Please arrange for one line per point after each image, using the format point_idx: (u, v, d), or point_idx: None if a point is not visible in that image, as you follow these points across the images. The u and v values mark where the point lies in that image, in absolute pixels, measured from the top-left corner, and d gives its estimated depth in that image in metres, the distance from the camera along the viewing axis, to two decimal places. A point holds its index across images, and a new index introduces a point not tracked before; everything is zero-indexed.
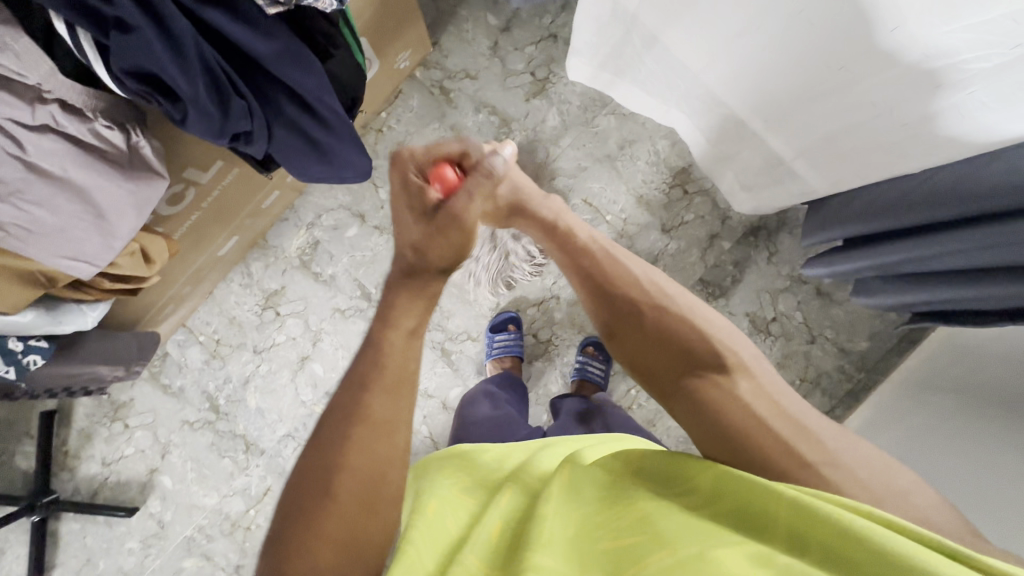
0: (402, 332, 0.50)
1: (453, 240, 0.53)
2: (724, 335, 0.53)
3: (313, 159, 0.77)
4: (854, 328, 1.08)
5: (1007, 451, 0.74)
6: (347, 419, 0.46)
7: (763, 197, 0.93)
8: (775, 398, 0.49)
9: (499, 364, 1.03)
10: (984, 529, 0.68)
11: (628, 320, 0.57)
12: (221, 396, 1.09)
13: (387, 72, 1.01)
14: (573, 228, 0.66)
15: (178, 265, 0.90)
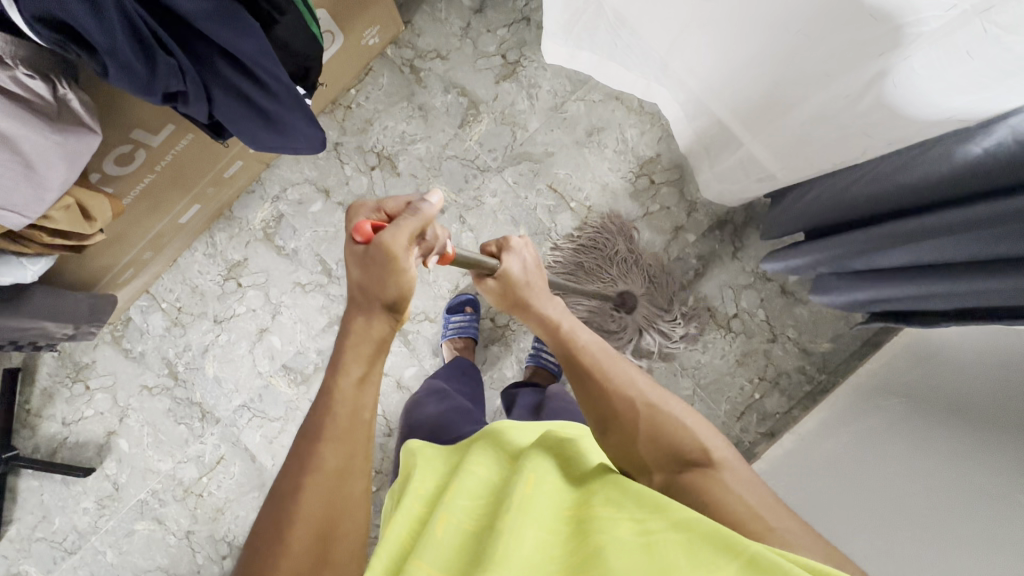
0: (352, 378, 0.47)
1: (391, 273, 0.49)
2: (713, 436, 0.52)
3: (261, 127, 0.78)
4: (817, 328, 1.06)
5: (949, 459, 0.72)
6: (300, 470, 0.44)
7: (725, 185, 0.91)
8: (759, 488, 0.48)
9: (452, 345, 1.02)
10: (914, 539, 0.67)
11: (627, 421, 0.54)
12: (180, 363, 1.10)
13: (355, 48, 1.01)
14: (575, 328, 0.63)
15: (134, 227, 0.91)
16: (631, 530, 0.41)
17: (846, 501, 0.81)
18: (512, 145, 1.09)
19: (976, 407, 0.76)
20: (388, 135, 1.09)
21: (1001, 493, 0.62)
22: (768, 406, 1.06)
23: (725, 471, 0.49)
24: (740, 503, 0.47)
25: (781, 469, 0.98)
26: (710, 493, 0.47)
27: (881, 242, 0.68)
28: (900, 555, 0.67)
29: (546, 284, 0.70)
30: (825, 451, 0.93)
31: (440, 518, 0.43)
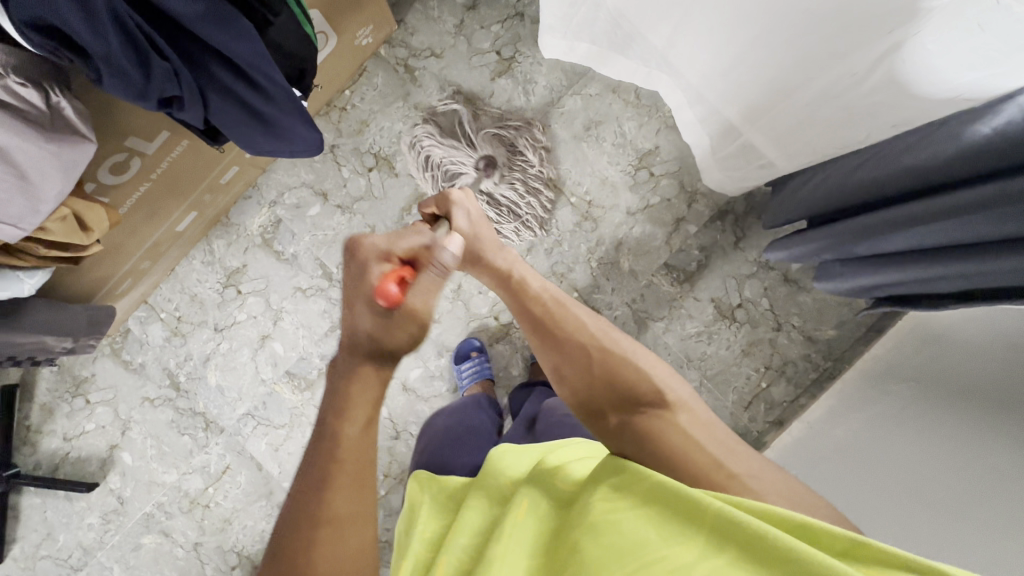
0: (359, 424, 0.49)
1: (411, 331, 0.50)
2: (663, 375, 0.57)
3: (258, 130, 0.76)
4: (821, 316, 1.06)
5: (964, 441, 0.72)
6: (311, 521, 0.46)
7: (727, 171, 0.91)
8: (708, 427, 0.53)
9: (470, 392, 1.02)
10: (937, 526, 0.66)
11: (581, 362, 0.60)
12: (181, 373, 1.09)
13: (348, 48, 1.00)
14: (529, 278, 0.68)
15: (130, 237, 0.89)
16: (601, 511, 0.42)
17: (858, 488, 0.81)
18: (510, 142, 1.08)
19: (985, 388, 0.76)
20: (384, 135, 1.08)
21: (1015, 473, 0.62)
22: (775, 395, 1.06)
23: (680, 411, 0.53)
24: (692, 440, 0.51)
25: (791, 457, 0.98)
26: (687, 452, 0.50)
27: (886, 226, 0.68)
28: (921, 543, 0.66)
29: (496, 235, 0.71)
30: (835, 438, 0.93)
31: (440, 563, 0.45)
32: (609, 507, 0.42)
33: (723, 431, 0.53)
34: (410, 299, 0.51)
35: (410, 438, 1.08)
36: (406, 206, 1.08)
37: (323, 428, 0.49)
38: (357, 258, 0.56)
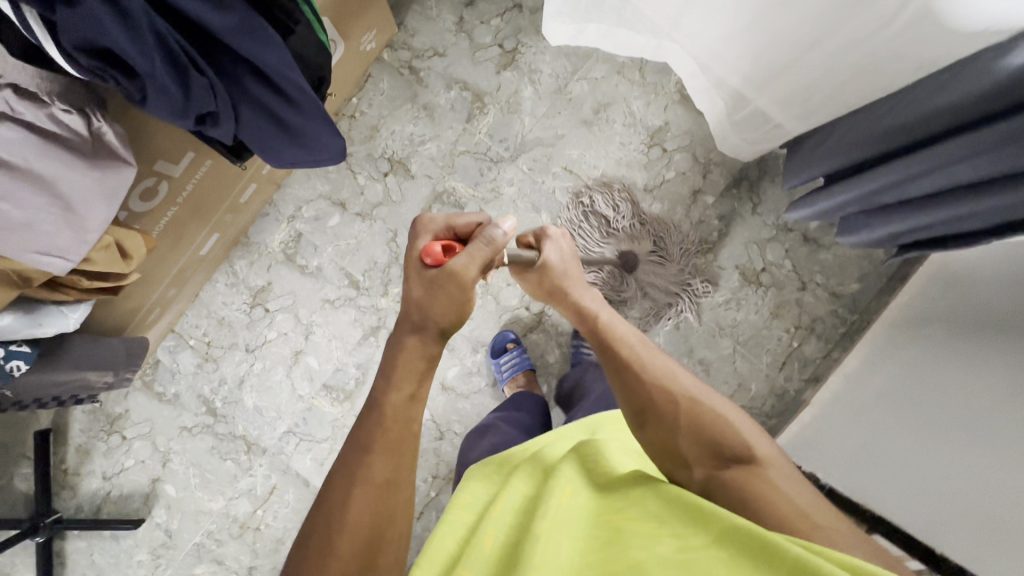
0: (403, 396, 0.51)
1: (452, 299, 0.54)
2: (749, 429, 0.55)
3: (285, 139, 0.77)
4: (843, 272, 1.08)
5: (1008, 370, 0.73)
6: (349, 479, 0.46)
7: (744, 133, 0.93)
8: (797, 484, 0.50)
9: (515, 384, 1.03)
10: (1005, 459, 0.66)
11: (664, 410, 0.57)
12: (217, 399, 1.08)
13: (354, 55, 1.00)
14: (615, 322, 0.67)
15: (159, 265, 0.89)
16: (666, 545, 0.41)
17: (907, 437, 0.83)
18: (523, 133, 1.08)
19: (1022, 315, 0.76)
20: (396, 139, 1.08)
21: None
22: (808, 353, 1.08)
23: (771, 467, 0.51)
24: (785, 496, 0.48)
25: (831, 410, 1.00)
26: (782, 506, 0.47)
27: (919, 166, 0.69)
28: (991, 480, 0.67)
29: (583, 276, 0.75)
30: (874, 387, 0.95)
31: (487, 536, 0.47)
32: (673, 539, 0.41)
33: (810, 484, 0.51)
34: (455, 267, 0.54)
35: (455, 437, 1.08)
36: (426, 206, 1.08)
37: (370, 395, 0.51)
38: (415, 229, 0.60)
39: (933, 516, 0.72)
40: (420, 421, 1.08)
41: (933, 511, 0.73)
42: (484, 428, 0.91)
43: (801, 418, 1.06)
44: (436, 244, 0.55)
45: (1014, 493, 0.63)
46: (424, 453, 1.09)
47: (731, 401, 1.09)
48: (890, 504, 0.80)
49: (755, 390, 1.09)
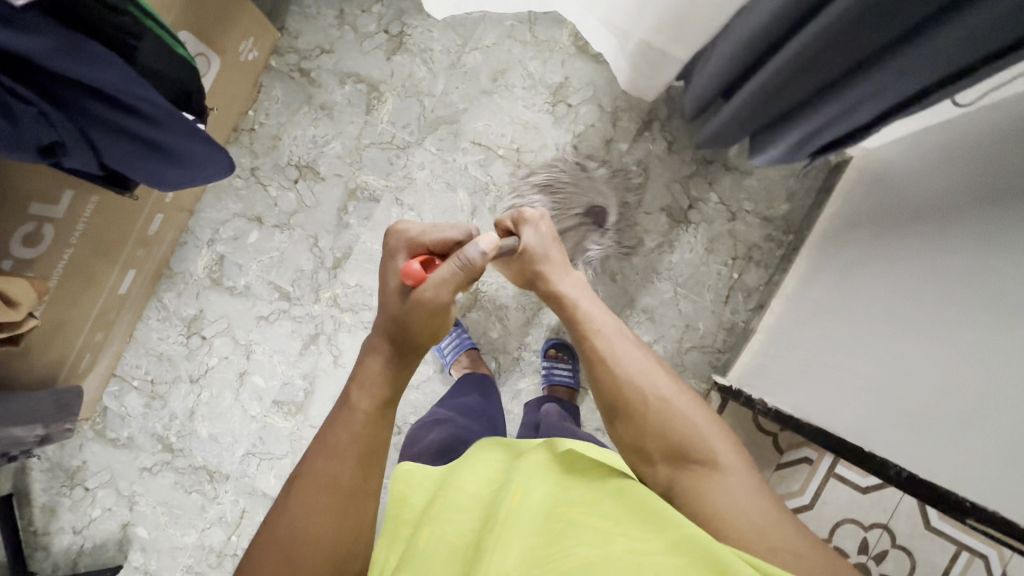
0: (374, 401, 0.49)
1: (426, 325, 0.52)
2: (713, 436, 0.52)
3: (160, 160, 0.75)
4: (771, 194, 1.06)
5: (935, 255, 0.71)
6: (319, 482, 0.45)
7: (635, 68, 0.91)
8: (758, 495, 0.48)
9: (458, 366, 1.02)
10: (943, 346, 0.64)
11: (635, 406, 0.55)
12: (171, 434, 1.07)
13: (236, 68, 0.98)
14: (591, 309, 0.64)
15: (73, 310, 0.88)
16: (619, 547, 0.39)
17: (847, 347, 0.80)
18: (425, 113, 1.07)
19: (945, 190, 0.74)
20: (299, 144, 1.07)
21: (989, 295, 0.60)
22: (750, 282, 1.07)
23: (731, 475, 0.49)
24: (741, 508, 0.46)
25: (779, 334, 0.98)
26: (742, 521, 0.45)
27: (802, 58, 0.66)
28: (930, 373, 0.64)
29: (565, 259, 0.70)
30: (812, 300, 0.94)
31: (423, 533, 0.45)
32: (629, 542, 0.40)
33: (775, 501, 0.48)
34: (427, 295, 0.51)
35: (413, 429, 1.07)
36: (341, 206, 1.07)
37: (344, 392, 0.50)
38: (390, 246, 0.58)
39: (865, 416, 0.72)
40: None
41: (867, 410, 0.72)
42: (435, 420, 0.83)
43: (751, 348, 1.05)
44: (414, 263, 0.52)
45: (960, 384, 0.59)
46: (386, 451, 1.08)
47: (681, 343, 1.08)
48: (828, 410, 0.79)
49: (703, 328, 1.08)
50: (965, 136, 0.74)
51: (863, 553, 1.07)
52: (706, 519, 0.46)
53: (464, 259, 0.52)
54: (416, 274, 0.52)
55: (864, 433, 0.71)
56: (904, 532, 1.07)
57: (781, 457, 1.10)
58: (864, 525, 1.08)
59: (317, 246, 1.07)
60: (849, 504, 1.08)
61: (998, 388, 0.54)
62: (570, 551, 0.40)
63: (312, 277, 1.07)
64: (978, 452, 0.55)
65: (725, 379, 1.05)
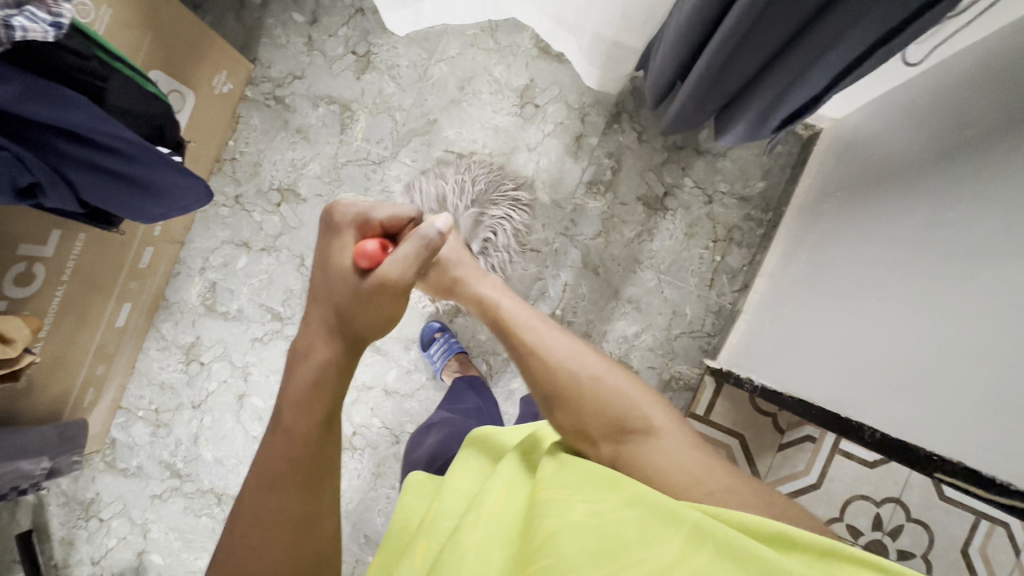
0: (315, 422, 0.47)
1: (384, 309, 0.50)
2: (642, 400, 0.52)
3: (140, 193, 0.79)
4: (745, 173, 1.06)
5: (906, 213, 0.70)
6: (259, 519, 0.45)
7: (590, 64, 0.93)
8: (692, 448, 0.49)
9: (448, 370, 1.03)
10: (919, 304, 0.62)
11: (569, 390, 0.52)
12: (178, 460, 1.10)
13: (211, 101, 1.02)
14: (506, 302, 0.62)
15: (72, 345, 0.92)
16: (581, 512, 0.39)
17: (827, 319, 0.79)
18: (397, 127, 1.10)
19: (909, 150, 0.73)
20: (280, 168, 1.10)
21: (961, 249, 0.59)
22: (733, 263, 1.07)
23: (663, 435, 0.49)
24: (677, 466, 0.46)
25: (763, 311, 0.98)
26: (676, 476, 0.46)
27: (735, 38, 0.67)
28: (908, 331, 0.62)
29: (477, 261, 0.68)
30: (792, 274, 0.93)
31: (418, 550, 0.44)
32: (587, 501, 0.41)
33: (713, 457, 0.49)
34: (389, 270, 0.49)
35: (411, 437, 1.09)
36: None
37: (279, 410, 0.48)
38: (329, 227, 0.55)
39: (844, 383, 0.70)
40: (374, 431, 1.09)
41: (843, 378, 0.70)
42: (431, 424, 0.82)
43: (738, 329, 1.04)
44: (370, 242, 0.51)
45: (936, 340, 0.58)
46: (387, 461, 1.10)
47: (670, 330, 1.08)
48: (808, 382, 0.77)
49: (690, 313, 1.07)
50: (922, 93, 0.74)
51: (878, 530, 1.05)
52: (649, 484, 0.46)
53: (422, 236, 0.50)
54: (372, 254, 0.50)
55: (842, 401, 0.69)
56: (919, 505, 1.04)
57: (783, 438, 1.08)
58: (876, 501, 1.05)
59: (303, 264, 1.10)
60: (859, 480, 1.06)
61: (969, 338, 0.54)
62: (539, 528, 0.39)
63: (302, 295, 1.10)
64: (948, 404, 0.53)
65: (715, 362, 1.05)
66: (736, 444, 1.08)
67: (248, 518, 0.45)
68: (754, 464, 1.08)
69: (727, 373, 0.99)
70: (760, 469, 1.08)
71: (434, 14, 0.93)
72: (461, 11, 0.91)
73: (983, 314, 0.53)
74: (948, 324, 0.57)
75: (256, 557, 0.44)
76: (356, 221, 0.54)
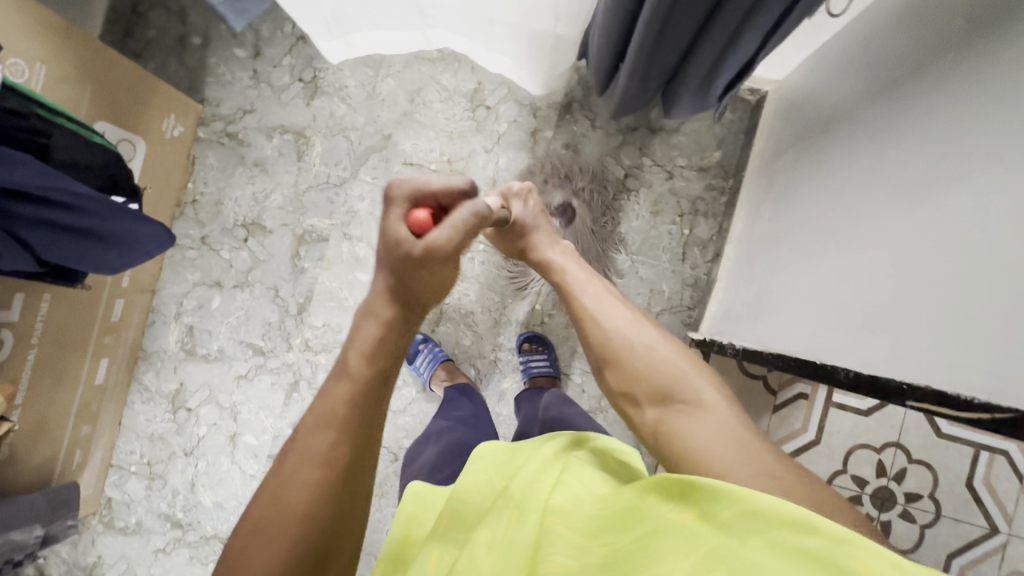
0: (368, 371, 0.42)
1: (439, 277, 0.44)
2: (693, 374, 0.52)
3: (97, 245, 0.78)
4: (701, 145, 1.08)
5: (852, 155, 0.71)
6: (307, 460, 0.40)
7: (528, 80, 0.96)
8: (739, 429, 0.48)
9: (436, 380, 1.03)
10: (875, 241, 0.63)
11: (622, 355, 0.55)
12: (178, 510, 1.08)
13: (164, 145, 1.02)
14: (570, 271, 0.66)
15: (51, 409, 0.90)
16: (597, 555, 0.39)
17: (795, 271, 0.80)
18: (353, 147, 1.10)
19: (846, 96, 0.75)
20: (242, 203, 1.10)
21: (906, 182, 0.60)
22: (702, 234, 1.08)
23: (710, 414, 0.49)
24: (716, 445, 0.46)
25: (737, 276, 0.99)
26: (708, 450, 0.46)
27: (661, 15, 0.68)
28: (868, 270, 0.63)
29: (553, 228, 0.74)
30: (758, 234, 0.95)
31: (427, 559, 0.43)
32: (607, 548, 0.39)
33: (753, 429, 0.49)
34: (440, 233, 0.44)
35: None
36: (294, 252, 1.10)
37: (335, 360, 0.43)
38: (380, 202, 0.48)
39: (816, 331, 0.71)
40: None
41: (815, 326, 0.71)
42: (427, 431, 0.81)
43: (716, 297, 1.05)
44: (421, 212, 0.46)
45: (895, 274, 0.59)
46: (389, 479, 1.09)
47: (651, 309, 1.08)
48: (783, 335, 0.78)
49: (668, 289, 1.08)
50: (851, 41, 0.76)
51: (883, 476, 1.06)
52: (691, 458, 0.47)
53: (473, 207, 0.47)
54: (423, 222, 0.46)
55: (815, 349, 0.70)
56: (918, 446, 1.06)
57: (776, 399, 1.09)
58: (877, 448, 1.06)
59: (279, 296, 1.09)
60: (856, 430, 1.07)
61: (940, 261, 0.52)
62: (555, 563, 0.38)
63: (281, 326, 1.09)
64: (909, 334, 0.54)
65: (698, 334, 1.05)
66: None
67: (298, 450, 0.41)
68: None
69: (711, 342, 1.00)
70: (759, 433, 1.08)
71: (367, 43, 0.93)
72: (391, 38, 0.92)
73: (949, 235, 0.52)
74: (905, 256, 0.58)
75: (297, 502, 0.39)
76: (411, 189, 0.48)
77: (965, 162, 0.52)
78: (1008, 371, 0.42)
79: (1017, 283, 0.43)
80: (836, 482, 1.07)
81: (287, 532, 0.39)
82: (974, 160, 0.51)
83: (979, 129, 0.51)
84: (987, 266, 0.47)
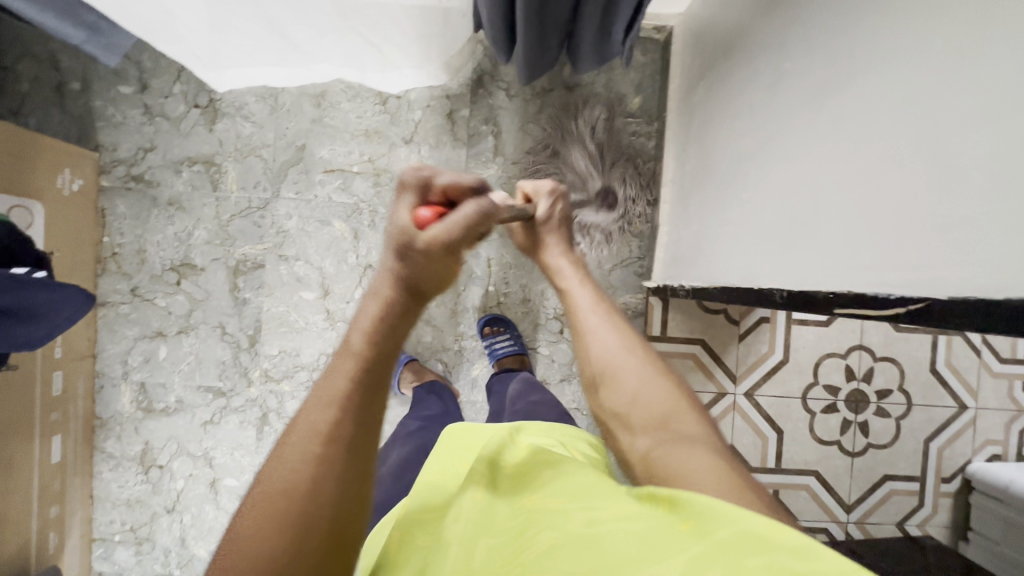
0: (377, 353, 0.38)
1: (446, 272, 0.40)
2: (685, 412, 0.52)
3: (14, 322, 0.73)
4: (619, 93, 1.06)
5: (756, 77, 0.71)
6: (309, 439, 0.36)
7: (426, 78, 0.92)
8: (728, 462, 0.46)
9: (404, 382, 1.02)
10: (788, 157, 0.63)
11: (621, 375, 0.57)
12: (174, 568, 1.06)
13: (65, 204, 0.95)
14: (579, 290, 0.67)
15: (10, 500, 0.86)
16: (579, 521, 0.36)
17: (726, 203, 0.80)
18: (269, 166, 1.06)
19: (742, 19, 0.75)
20: (165, 246, 1.05)
21: (806, 93, 0.59)
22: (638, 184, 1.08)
23: (699, 446, 0.47)
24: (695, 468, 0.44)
25: (676, 218, 0.99)
26: (684, 471, 0.44)
27: None
28: (786, 186, 0.63)
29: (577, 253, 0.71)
30: (688, 172, 0.94)
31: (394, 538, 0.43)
32: (587, 516, 0.37)
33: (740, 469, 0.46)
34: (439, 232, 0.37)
35: None
36: (232, 285, 1.06)
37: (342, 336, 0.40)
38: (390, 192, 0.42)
39: (751, 258, 0.71)
40: None
41: (750, 252, 0.71)
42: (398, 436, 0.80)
43: (662, 242, 1.05)
44: (424, 208, 0.39)
45: (809, 185, 0.58)
46: None
47: (603, 267, 1.08)
48: (725, 267, 0.78)
49: (616, 245, 1.08)
50: None
51: (853, 380, 1.09)
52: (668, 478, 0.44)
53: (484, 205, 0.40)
54: (425, 220, 0.39)
55: (752, 275, 0.70)
56: (880, 344, 1.09)
57: (740, 327, 1.09)
58: (842, 354, 1.09)
59: (226, 333, 1.06)
60: (820, 341, 1.09)
61: (843, 169, 0.52)
62: (535, 538, 0.36)
63: (236, 363, 1.06)
64: (827, 243, 0.54)
65: (652, 282, 1.06)
66: (700, 349, 1.09)
67: (297, 433, 0.37)
68: (722, 363, 1.09)
69: (665, 288, 1.00)
70: (730, 364, 1.09)
71: (251, 79, 0.89)
72: (277, 76, 0.88)
73: (842, 141, 0.52)
74: (813, 166, 0.58)
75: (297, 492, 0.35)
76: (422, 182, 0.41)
77: (852, 62, 0.51)
78: (903, 265, 0.43)
79: (897, 180, 0.44)
80: (811, 395, 1.09)
81: (274, 541, 0.34)
82: (858, 59, 0.50)
83: (859, 25, 0.50)
84: (877, 161, 0.47)
